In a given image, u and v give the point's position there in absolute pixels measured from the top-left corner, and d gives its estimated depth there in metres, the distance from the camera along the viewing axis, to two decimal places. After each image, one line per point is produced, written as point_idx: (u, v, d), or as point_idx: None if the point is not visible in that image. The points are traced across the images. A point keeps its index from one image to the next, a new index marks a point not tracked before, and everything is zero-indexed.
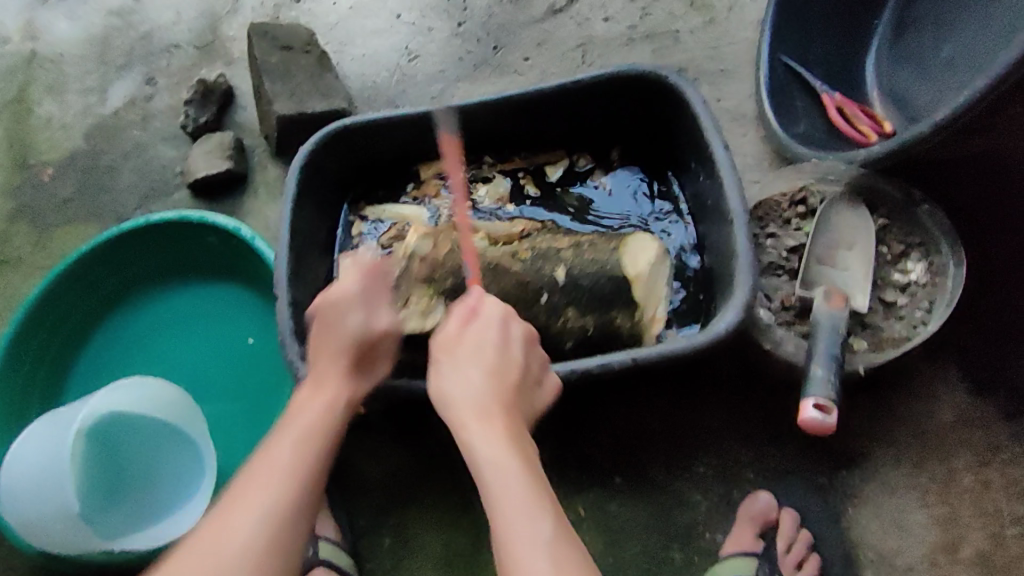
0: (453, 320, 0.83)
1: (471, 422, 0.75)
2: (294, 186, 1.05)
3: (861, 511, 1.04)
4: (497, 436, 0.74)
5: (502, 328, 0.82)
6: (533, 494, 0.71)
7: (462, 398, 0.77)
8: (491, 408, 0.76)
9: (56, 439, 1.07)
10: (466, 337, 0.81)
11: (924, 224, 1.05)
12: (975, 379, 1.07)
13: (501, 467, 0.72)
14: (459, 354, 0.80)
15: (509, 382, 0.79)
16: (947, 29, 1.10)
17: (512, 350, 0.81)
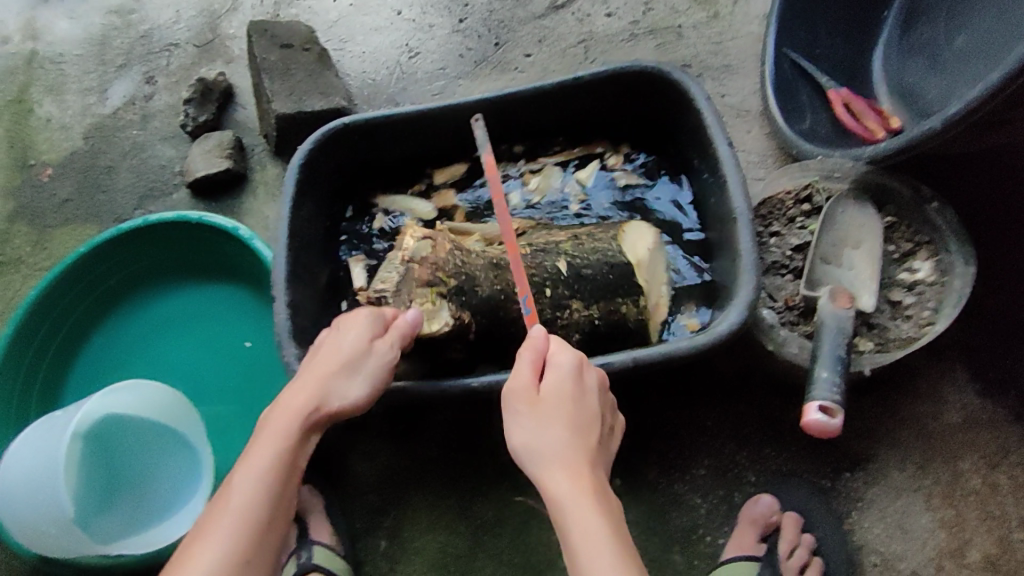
0: (523, 367, 0.77)
1: (561, 482, 0.72)
2: (293, 186, 1.04)
3: (865, 514, 1.02)
4: (587, 500, 0.71)
5: (578, 375, 0.77)
6: (626, 567, 0.67)
7: (550, 457, 0.73)
8: (579, 466, 0.73)
9: (50, 443, 1.06)
10: (544, 387, 0.76)
11: (933, 221, 1.03)
12: (984, 379, 1.05)
13: (593, 542, 0.68)
14: (541, 410, 0.75)
15: (590, 438, 0.75)
16: (958, 18, 1.08)
17: (590, 400, 0.77)
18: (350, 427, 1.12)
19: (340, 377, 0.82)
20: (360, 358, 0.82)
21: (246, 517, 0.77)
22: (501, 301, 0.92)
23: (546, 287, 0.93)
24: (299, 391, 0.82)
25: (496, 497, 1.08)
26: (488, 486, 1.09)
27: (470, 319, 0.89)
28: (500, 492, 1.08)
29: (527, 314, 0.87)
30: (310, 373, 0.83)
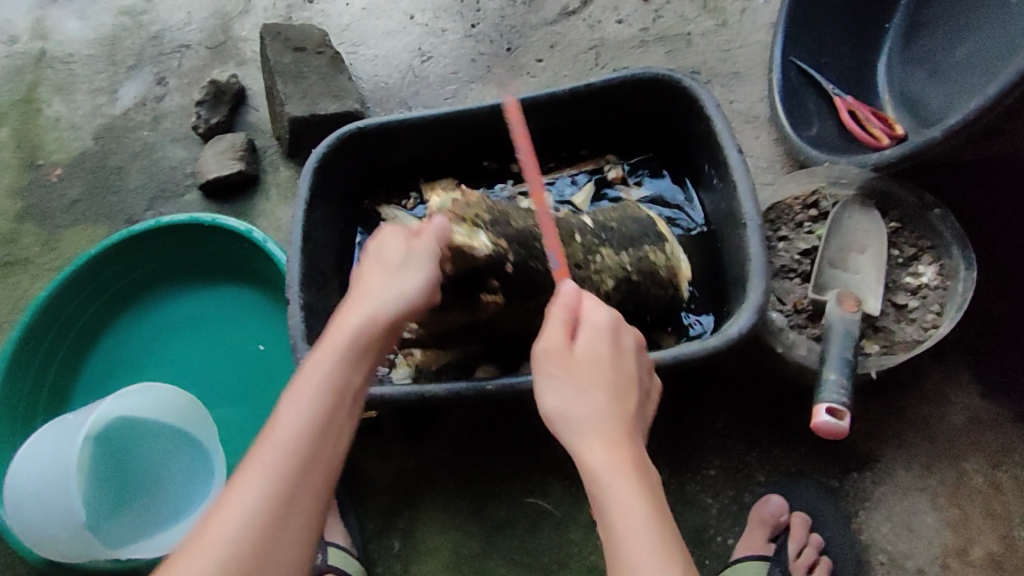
0: (555, 324, 0.71)
1: (598, 452, 0.66)
2: (307, 190, 1.06)
3: (872, 514, 1.04)
4: (625, 474, 0.65)
5: (614, 336, 0.71)
6: (666, 549, 0.62)
7: (585, 424, 0.67)
8: (618, 433, 0.67)
9: (64, 446, 1.06)
10: (579, 348, 0.70)
11: (935, 227, 1.05)
12: (987, 381, 1.08)
13: (630, 519, 0.63)
14: (575, 371, 0.69)
15: (630, 403, 0.69)
16: (960, 33, 1.10)
17: (626, 361, 0.71)
18: (366, 428, 1.14)
19: (388, 286, 0.72)
20: (406, 260, 0.74)
21: (295, 451, 0.64)
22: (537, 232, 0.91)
23: (575, 233, 0.97)
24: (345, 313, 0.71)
25: (510, 497, 1.10)
26: (502, 487, 1.10)
27: (507, 248, 0.87)
28: (513, 493, 1.10)
29: (557, 267, 0.84)
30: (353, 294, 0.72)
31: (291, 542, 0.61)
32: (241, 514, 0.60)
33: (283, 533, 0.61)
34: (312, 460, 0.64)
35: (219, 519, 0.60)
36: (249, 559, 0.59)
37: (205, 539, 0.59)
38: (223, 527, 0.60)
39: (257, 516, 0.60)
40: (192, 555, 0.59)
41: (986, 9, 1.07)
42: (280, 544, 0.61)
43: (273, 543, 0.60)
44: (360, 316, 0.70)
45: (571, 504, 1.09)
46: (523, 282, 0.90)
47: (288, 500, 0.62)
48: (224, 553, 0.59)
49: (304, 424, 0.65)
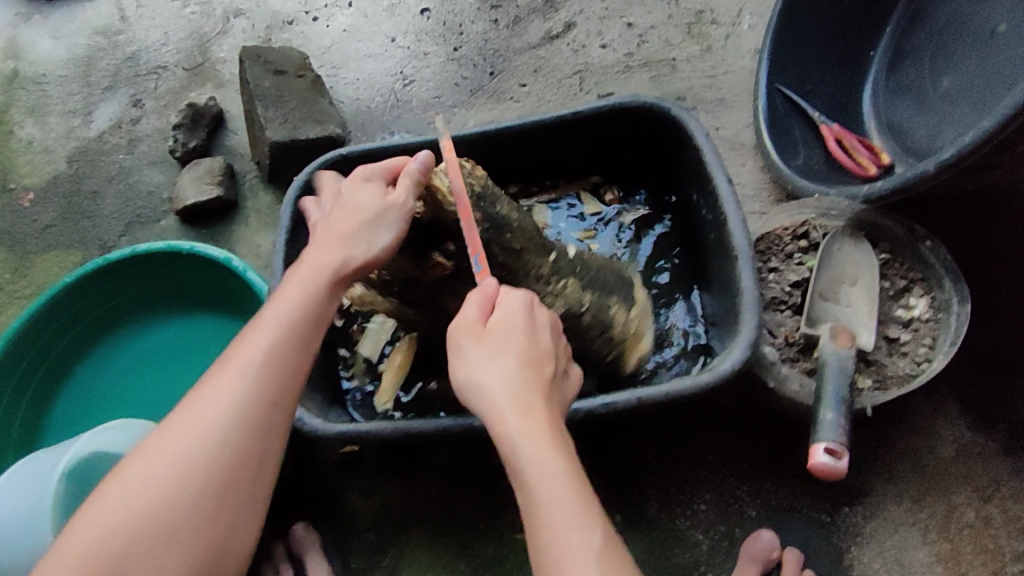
0: (469, 307, 0.71)
1: (510, 418, 0.65)
2: (287, 220, 1.02)
3: (864, 549, 1.03)
4: (541, 434, 0.64)
5: (528, 311, 0.71)
6: (583, 506, 0.62)
7: (497, 391, 0.66)
8: (531, 400, 0.66)
9: (38, 485, 1.01)
10: (491, 322, 0.70)
11: (926, 259, 1.03)
12: (975, 413, 1.06)
13: (544, 476, 0.62)
14: (490, 343, 0.69)
15: (545, 372, 0.68)
16: (946, 63, 1.09)
17: (542, 337, 0.70)
18: (347, 462, 1.11)
19: (355, 244, 0.77)
20: (374, 204, 0.78)
21: (269, 362, 0.70)
22: (510, 229, 0.87)
23: (553, 252, 0.92)
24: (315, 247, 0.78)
25: (496, 534, 1.07)
26: (487, 523, 1.08)
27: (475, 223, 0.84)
28: (499, 530, 1.07)
29: (477, 272, 0.77)
30: (327, 241, 0.78)
31: (268, 439, 0.69)
32: (226, 404, 0.68)
33: (262, 431, 0.69)
34: (285, 371, 0.71)
35: (204, 408, 0.68)
36: (233, 447, 0.67)
37: (194, 423, 0.67)
38: (208, 414, 0.67)
39: (242, 410, 0.68)
40: (184, 432, 0.67)
41: (973, 40, 1.06)
42: (256, 442, 0.68)
43: (253, 437, 0.68)
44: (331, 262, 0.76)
45: None
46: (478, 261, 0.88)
47: (266, 401, 0.69)
48: (211, 437, 0.67)
49: (277, 338, 0.71)
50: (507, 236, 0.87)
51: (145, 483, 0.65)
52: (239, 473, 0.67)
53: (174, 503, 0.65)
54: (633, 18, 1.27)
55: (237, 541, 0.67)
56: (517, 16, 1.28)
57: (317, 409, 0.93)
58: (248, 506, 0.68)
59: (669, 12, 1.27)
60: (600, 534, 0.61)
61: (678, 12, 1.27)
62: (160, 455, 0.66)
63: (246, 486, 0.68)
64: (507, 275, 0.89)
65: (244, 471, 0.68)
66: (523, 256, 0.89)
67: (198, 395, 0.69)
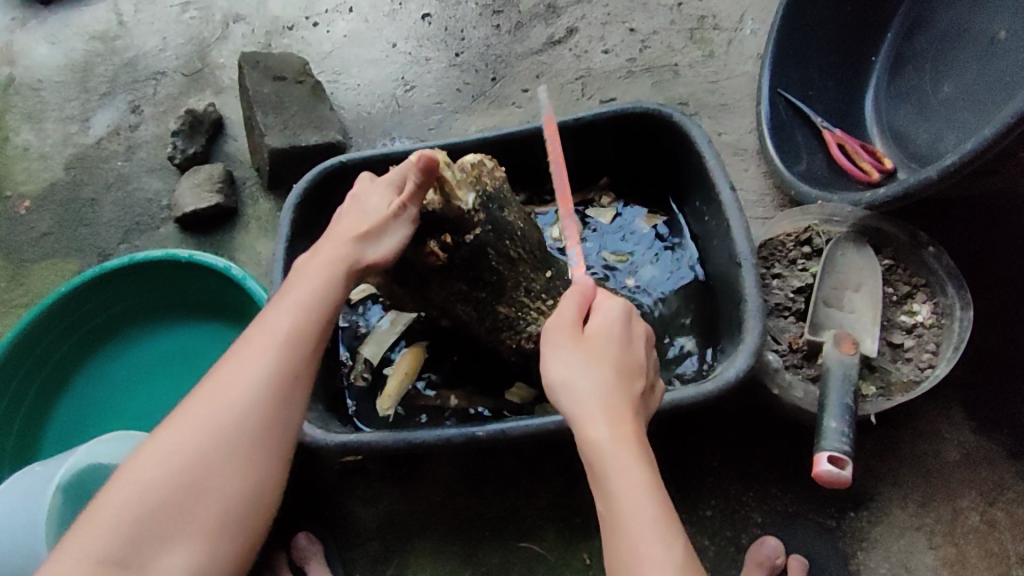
0: (568, 306, 0.71)
1: (601, 424, 0.64)
2: (287, 227, 1.03)
3: (871, 554, 1.02)
4: (631, 445, 0.64)
5: (626, 322, 0.71)
6: (668, 524, 0.62)
7: (589, 395, 0.66)
8: (623, 411, 0.65)
9: (33, 498, 1.00)
10: (589, 326, 0.70)
11: (929, 265, 1.03)
12: (979, 417, 1.06)
13: (632, 488, 0.62)
14: (585, 345, 0.68)
15: (636, 385, 0.68)
16: (947, 67, 1.09)
17: (635, 348, 0.70)
18: (350, 470, 1.10)
19: (362, 246, 0.75)
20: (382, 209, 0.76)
21: (292, 338, 0.70)
22: (512, 233, 0.88)
23: (549, 270, 0.95)
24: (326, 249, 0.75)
25: (501, 542, 1.07)
26: (493, 531, 1.07)
27: (479, 226, 0.84)
28: (505, 537, 1.07)
29: (574, 266, 0.82)
30: (334, 240, 0.75)
31: (291, 409, 0.69)
32: (249, 379, 0.67)
33: (286, 403, 0.69)
34: (308, 346, 0.70)
35: (228, 383, 0.68)
36: (255, 421, 0.67)
37: (218, 400, 0.67)
38: (234, 389, 0.67)
39: (265, 385, 0.68)
40: (208, 406, 0.67)
41: (976, 45, 1.06)
42: (278, 414, 0.68)
43: (275, 409, 0.68)
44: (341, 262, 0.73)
45: (565, 547, 1.06)
46: (468, 263, 0.87)
47: (290, 374, 0.69)
48: (235, 411, 0.67)
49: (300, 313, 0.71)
50: (506, 244, 0.88)
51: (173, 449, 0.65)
52: (263, 443, 0.67)
53: (200, 474, 0.65)
54: (635, 23, 1.26)
55: (259, 510, 0.68)
56: (520, 21, 1.28)
57: (320, 419, 0.93)
58: (273, 475, 0.69)
59: (671, 17, 1.26)
60: (682, 553, 0.61)
61: (680, 18, 1.26)
62: (188, 428, 0.66)
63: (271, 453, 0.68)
64: (498, 279, 0.89)
65: (268, 441, 0.68)
66: (519, 266, 0.91)
67: (223, 371, 0.69)
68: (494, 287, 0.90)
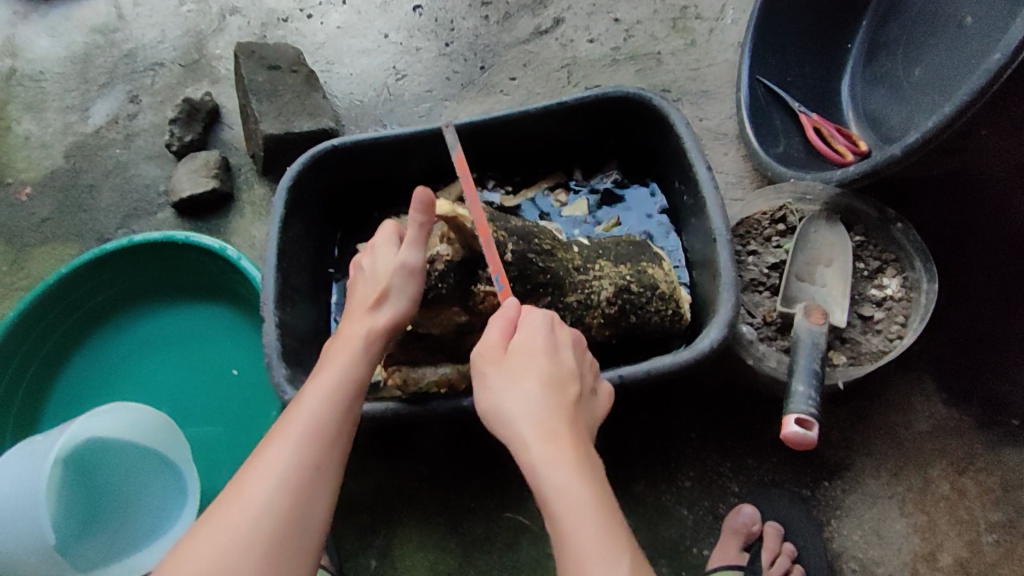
0: (492, 331, 0.74)
1: (533, 440, 0.66)
2: (281, 208, 1.06)
3: (843, 522, 1.06)
4: (565, 457, 0.65)
5: (551, 333, 0.74)
6: (610, 546, 0.61)
7: (520, 412, 0.68)
8: (554, 423, 0.67)
9: (28, 471, 1.02)
10: (512, 345, 0.73)
11: (898, 241, 1.07)
12: (950, 389, 1.10)
13: (571, 502, 0.62)
14: (510, 366, 0.71)
15: (567, 393, 0.70)
16: (917, 53, 1.14)
17: (564, 358, 0.73)
18: None
19: (374, 310, 0.81)
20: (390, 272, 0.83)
21: (315, 432, 0.72)
22: (533, 232, 0.97)
23: (573, 245, 1.02)
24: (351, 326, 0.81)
25: (487, 513, 1.10)
26: (479, 502, 1.11)
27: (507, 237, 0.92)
28: (490, 509, 1.11)
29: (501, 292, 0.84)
30: (356, 312, 0.82)
31: (313, 505, 0.69)
32: (273, 475, 0.68)
33: (310, 497, 0.69)
34: (329, 437, 0.72)
35: (251, 481, 0.68)
36: (276, 515, 0.66)
37: (242, 498, 0.66)
38: (258, 485, 0.67)
39: (288, 478, 0.68)
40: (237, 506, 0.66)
41: (943, 31, 1.11)
42: (308, 504, 0.68)
43: (304, 504, 0.68)
44: (366, 325, 0.81)
45: None
46: (521, 276, 0.93)
47: (313, 468, 0.70)
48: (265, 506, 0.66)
49: (324, 411, 0.73)
50: (536, 242, 0.95)
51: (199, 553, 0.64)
52: (284, 543, 0.66)
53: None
54: (619, 13, 1.31)
55: None
56: (508, 12, 1.32)
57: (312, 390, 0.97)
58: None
59: (655, 7, 1.31)
60: None
61: (663, 8, 1.31)
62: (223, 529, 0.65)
63: (294, 554, 0.66)
64: (553, 274, 0.96)
65: (290, 536, 0.66)
66: (556, 254, 0.97)
67: (254, 470, 0.69)
68: (551, 283, 0.95)
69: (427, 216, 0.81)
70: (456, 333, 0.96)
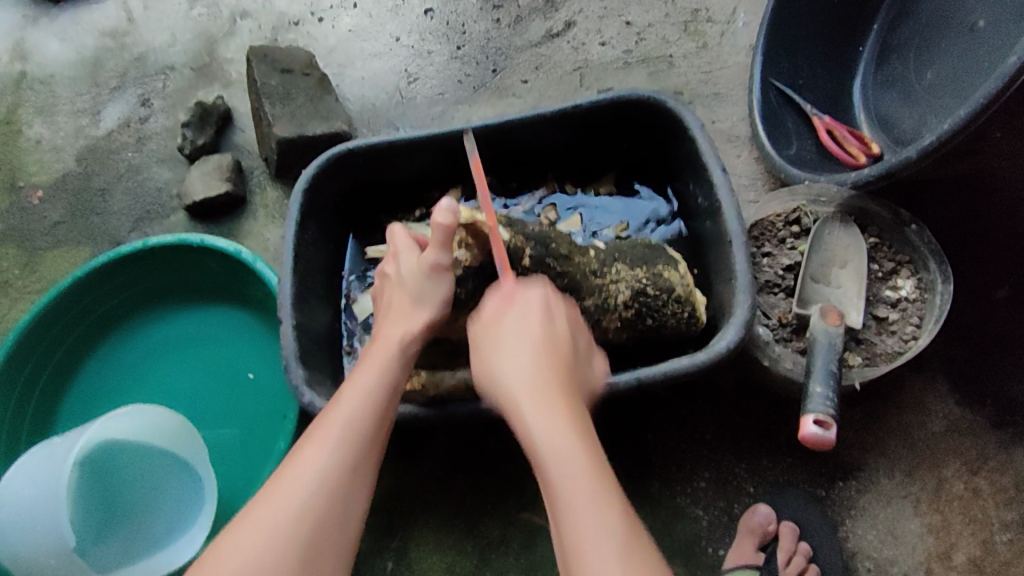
0: (489, 306, 0.81)
1: (525, 395, 0.70)
2: (297, 211, 1.06)
3: (859, 522, 1.07)
4: (555, 409, 0.69)
5: (545, 305, 0.80)
6: (597, 487, 0.65)
7: (513, 372, 0.73)
8: (546, 379, 0.72)
9: (49, 474, 1.02)
10: (507, 315, 0.79)
11: (911, 242, 1.08)
12: (964, 390, 1.11)
13: (560, 447, 0.66)
14: (504, 333, 0.77)
15: (559, 356, 0.75)
16: (929, 56, 1.15)
17: (557, 325, 0.78)
18: None
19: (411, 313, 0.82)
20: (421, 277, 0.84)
21: (354, 428, 0.73)
22: (550, 236, 0.97)
23: (589, 249, 1.02)
24: (388, 330, 0.82)
25: (503, 515, 1.11)
26: (495, 504, 1.11)
27: (524, 243, 0.93)
28: (506, 510, 1.11)
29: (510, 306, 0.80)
30: (392, 316, 0.83)
31: (351, 501, 0.70)
32: (313, 469, 0.69)
33: (348, 495, 0.70)
34: (366, 434, 0.73)
35: (289, 479, 0.69)
36: (318, 507, 0.68)
37: (281, 495, 0.68)
38: (297, 483, 0.68)
39: (326, 475, 0.69)
40: (276, 502, 0.67)
41: (956, 34, 1.12)
42: (345, 502, 0.69)
43: (341, 503, 0.69)
44: (406, 325, 0.82)
45: None
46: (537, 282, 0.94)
47: (351, 464, 0.71)
48: (303, 502, 0.67)
49: (360, 408, 0.74)
50: (553, 246, 0.96)
51: (239, 549, 0.65)
52: (321, 541, 0.67)
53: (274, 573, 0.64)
54: (630, 16, 1.31)
55: None
56: (519, 15, 1.33)
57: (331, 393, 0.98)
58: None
59: (666, 10, 1.31)
60: (613, 517, 0.64)
61: (675, 11, 1.31)
62: (261, 527, 0.66)
63: (332, 547, 0.68)
64: (569, 278, 0.96)
65: (327, 533, 0.68)
66: (573, 258, 0.98)
67: (292, 466, 0.70)
68: (568, 286, 0.96)
69: (456, 220, 0.79)
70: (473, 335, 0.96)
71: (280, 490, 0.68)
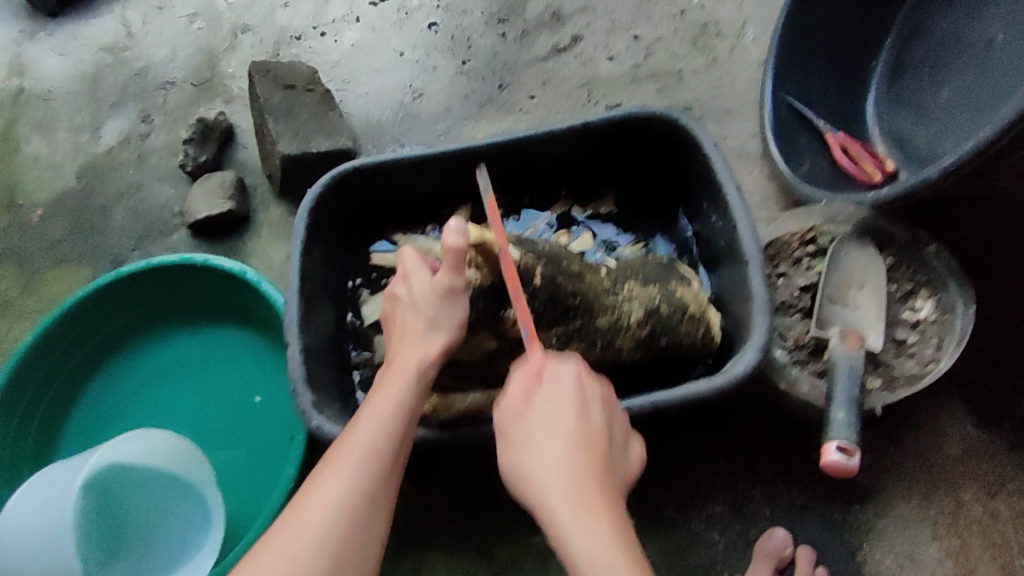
0: (515, 388, 0.74)
1: (563, 507, 0.65)
2: (304, 228, 1.03)
3: (876, 545, 1.05)
4: (594, 519, 0.64)
5: (578, 386, 0.73)
6: None
7: (546, 475, 0.67)
8: (584, 485, 0.66)
9: (53, 501, 1.01)
10: (535, 400, 0.73)
11: (930, 263, 1.06)
12: (981, 411, 1.09)
13: (601, 564, 0.61)
14: (534, 424, 0.71)
15: (596, 449, 0.69)
16: (943, 73, 1.13)
17: (592, 413, 0.72)
18: None
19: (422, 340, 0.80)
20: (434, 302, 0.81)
21: (370, 458, 0.71)
22: (562, 258, 0.95)
23: (601, 270, 1.00)
24: (402, 357, 0.80)
25: (515, 540, 1.09)
26: (506, 529, 1.09)
27: (535, 264, 0.90)
28: (518, 535, 1.09)
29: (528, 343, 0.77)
30: (406, 340, 0.81)
31: (370, 534, 0.69)
32: (330, 502, 0.68)
33: (367, 525, 0.69)
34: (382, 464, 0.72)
35: (307, 513, 0.67)
36: (334, 543, 0.66)
37: (299, 527, 0.66)
38: (313, 517, 0.67)
39: (344, 507, 0.68)
40: (293, 538, 0.66)
41: (972, 52, 1.09)
42: (361, 534, 0.68)
43: (359, 535, 0.68)
44: (420, 352, 0.79)
45: None
46: (551, 303, 0.92)
47: (369, 494, 0.70)
48: (319, 532, 0.66)
49: (376, 438, 0.73)
50: (565, 265, 0.94)
51: None
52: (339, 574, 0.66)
53: None
54: (639, 31, 1.29)
55: None
56: (525, 30, 1.31)
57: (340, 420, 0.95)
58: None
59: (675, 25, 1.29)
60: None
61: (683, 25, 1.29)
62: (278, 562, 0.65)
63: None
64: (582, 301, 0.94)
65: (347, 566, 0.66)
66: (586, 280, 0.96)
67: (308, 497, 0.69)
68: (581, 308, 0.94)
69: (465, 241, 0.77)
70: (484, 361, 0.94)
71: (296, 524, 0.67)
